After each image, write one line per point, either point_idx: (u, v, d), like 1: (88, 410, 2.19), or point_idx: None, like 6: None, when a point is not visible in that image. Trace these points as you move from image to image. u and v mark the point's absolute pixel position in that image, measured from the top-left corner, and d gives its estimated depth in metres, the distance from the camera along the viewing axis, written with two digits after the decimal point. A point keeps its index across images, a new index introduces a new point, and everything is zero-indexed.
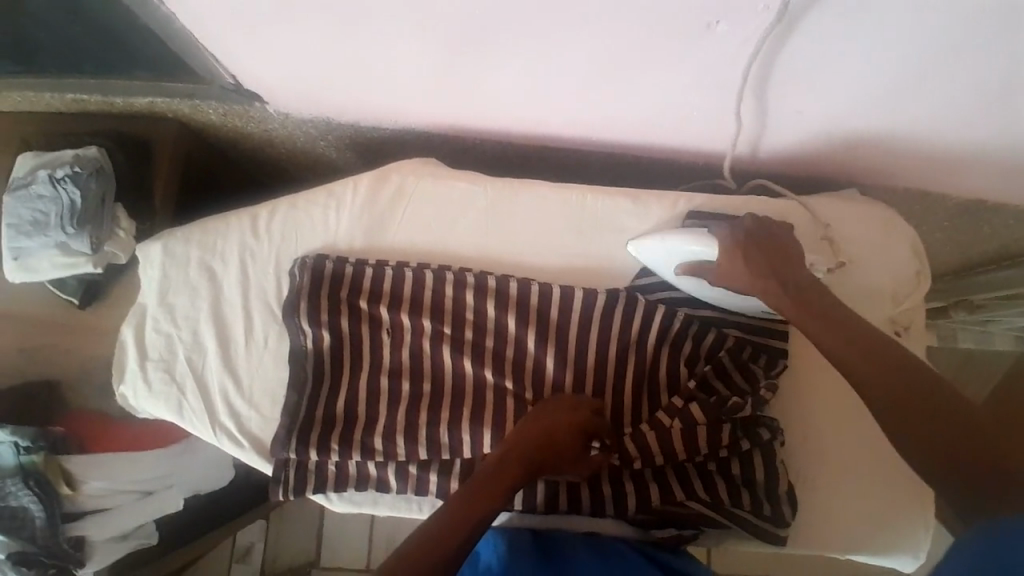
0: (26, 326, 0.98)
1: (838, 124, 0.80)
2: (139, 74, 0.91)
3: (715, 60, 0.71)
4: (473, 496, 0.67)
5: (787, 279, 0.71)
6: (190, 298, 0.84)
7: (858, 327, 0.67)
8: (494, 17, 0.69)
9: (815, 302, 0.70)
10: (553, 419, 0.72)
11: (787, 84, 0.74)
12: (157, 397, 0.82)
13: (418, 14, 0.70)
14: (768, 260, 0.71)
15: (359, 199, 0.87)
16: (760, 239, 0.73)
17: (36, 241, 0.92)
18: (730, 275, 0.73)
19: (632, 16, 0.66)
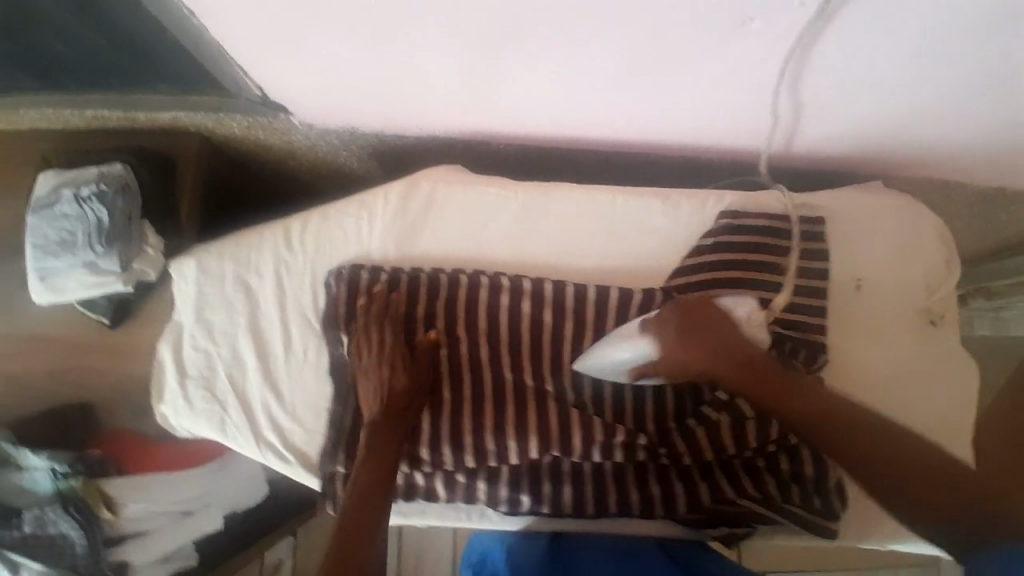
0: (55, 347, 0.98)
1: (875, 116, 0.80)
2: (165, 89, 0.90)
3: (755, 61, 0.70)
4: (374, 485, 0.71)
5: (720, 349, 0.72)
6: (226, 313, 0.83)
7: (794, 385, 0.68)
8: (532, 25, 0.68)
9: (747, 367, 0.71)
10: (400, 380, 0.77)
11: (830, 80, 0.73)
12: (199, 414, 0.82)
13: (452, 22, 0.69)
14: (696, 335, 0.72)
15: (391, 207, 0.85)
16: (686, 314, 0.73)
17: (64, 261, 0.92)
18: (671, 359, 0.73)
19: (675, 18, 0.65)
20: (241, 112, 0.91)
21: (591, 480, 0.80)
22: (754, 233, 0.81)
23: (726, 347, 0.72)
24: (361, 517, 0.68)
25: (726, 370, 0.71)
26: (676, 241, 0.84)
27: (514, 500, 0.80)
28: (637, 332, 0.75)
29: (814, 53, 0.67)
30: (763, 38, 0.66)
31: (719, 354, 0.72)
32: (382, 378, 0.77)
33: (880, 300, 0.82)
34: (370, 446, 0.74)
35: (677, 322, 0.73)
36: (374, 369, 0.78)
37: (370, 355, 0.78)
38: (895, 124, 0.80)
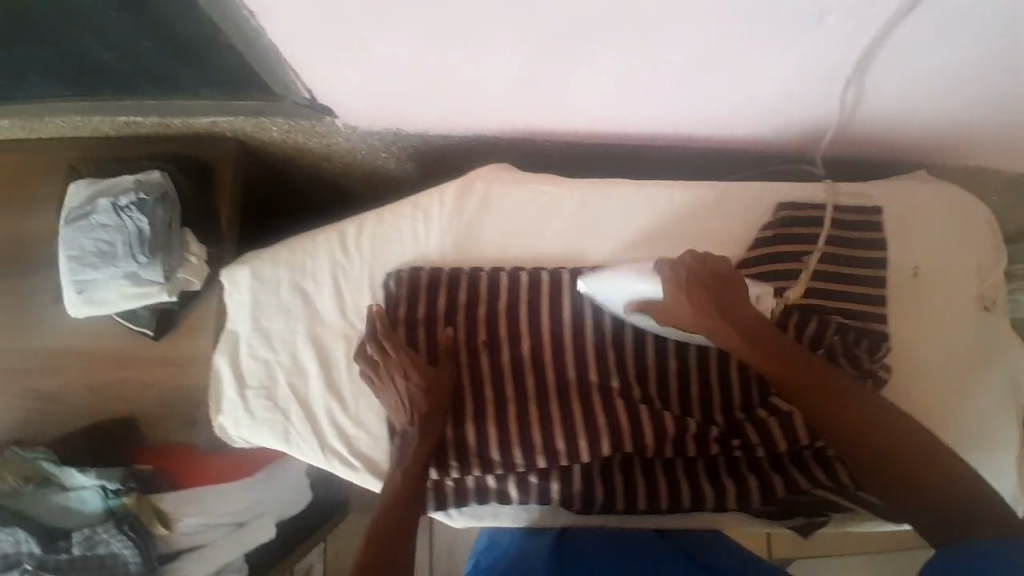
0: (96, 360, 0.96)
1: (930, 109, 0.80)
2: (206, 94, 0.87)
3: (821, 58, 0.71)
4: (407, 490, 0.73)
5: (728, 309, 0.71)
6: (285, 321, 0.82)
7: (792, 353, 0.71)
8: (603, 25, 0.67)
9: (749, 329, 0.71)
10: (421, 385, 0.76)
11: (896, 75, 0.73)
12: (261, 425, 0.80)
13: (523, 23, 0.68)
14: (708, 290, 0.71)
15: (447, 209, 0.85)
16: (699, 267, 0.71)
17: (104, 272, 0.89)
18: (676, 311, 0.72)
19: (752, 17, 0.64)
20: (285, 116, 0.89)
21: (664, 475, 0.80)
22: (814, 224, 0.82)
23: (734, 306, 0.71)
24: (402, 527, 0.71)
25: (730, 325, 0.71)
26: (734, 234, 0.84)
27: (588, 498, 0.79)
28: (652, 267, 0.74)
29: (887, 46, 0.67)
30: (837, 32, 0.65)
31: (725, 311, 0.71)
32: (400, 391, 0.76)
33: (934, 289, 0.83)
34: (410, 457, 0.75)
35: (692, 275, 0.71)
36: (400, 389, 0.76)
37: (394, 367, 0.77)
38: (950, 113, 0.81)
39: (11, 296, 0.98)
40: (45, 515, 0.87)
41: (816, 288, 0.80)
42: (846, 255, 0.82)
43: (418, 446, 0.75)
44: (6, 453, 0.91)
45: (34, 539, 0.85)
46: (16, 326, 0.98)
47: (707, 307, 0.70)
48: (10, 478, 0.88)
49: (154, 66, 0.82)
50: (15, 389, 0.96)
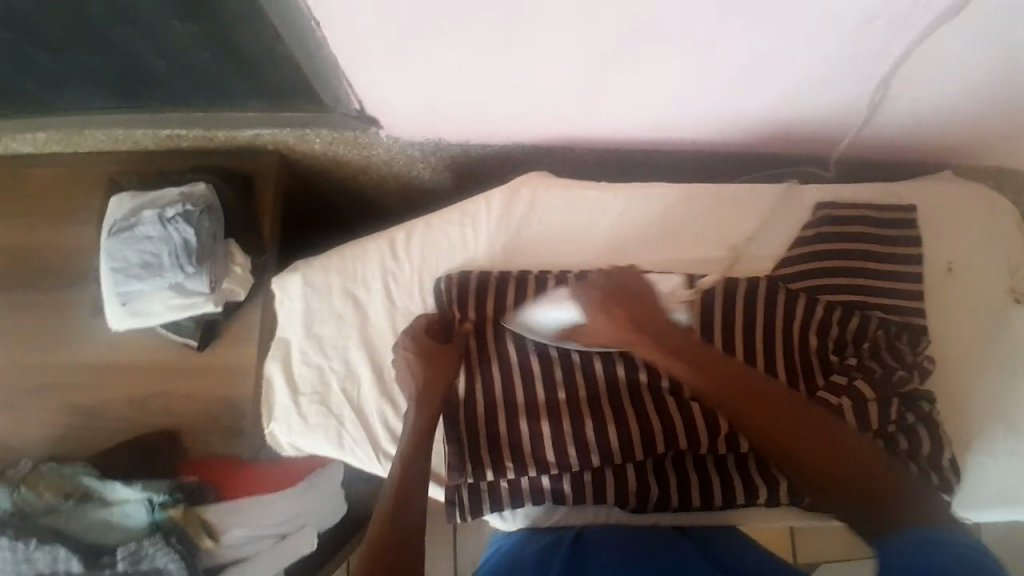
0: (135, 373, 0.95)
1: (956, 121, 0.84)
2: (255, 105, 0.90)
3: (858, 66, 0.74)
4: (411, 460, 0.72)
5: (642, 320, 0.75)
6: (335, 325, 0.85)
7: (713, 356, 0.71)
8: (654, 36, 0.70)
9: (666, 338, 0.74)
10: (445, 366, 0.79)
11: (926, 85, 0.77)
12: (314, 430, 0.82)
13: (576, 38, 0.71)
14: (620, 303, 0.76)
15: (494, 215, 0.88)
16: (611, 284, 0.78)
17: (149, 284, 0.89)
18: (595, 326, 0.77)
19: (796, 27, 0.68)
20: (330, 127, 0.92)
21: (717, 471, 0.80)
22: (851, 224, 0.85)
23: (644, 319, 0.76)
24: (404, 536, 0.66)
25: (643, 334, 0.74)
26: (771, 234, 0.87)
27: (644, 497, 0.80)
28: (564, 295, 0.81)
29: (917, 54, 0.71)
30: (877, 39, 0.69)
31: (641, 321, 0.75)
32: (409, 366, 0.78)
33: (964, 281, 0.86)
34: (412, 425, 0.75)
35: (604, 289, 0.77)
36: (402, 358, 0.79)
37: (424, 349, 0.79)
38: (977, 123, 0.84)
39: (52, 309, 0.99)
40: (86, 532, 0.86)
41: (856, 284, 0.83)
42: (883, 253, 0.84)
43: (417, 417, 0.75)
44: (41, 469, 0.90)
45: (76, 556, 0.82)
46: (57, 339, 0.98)
47: (619, 318, 0.75)
48: (49, 494, 0.87)
49: (209, 78, 0.84)
50: (57, 402, 0.96)
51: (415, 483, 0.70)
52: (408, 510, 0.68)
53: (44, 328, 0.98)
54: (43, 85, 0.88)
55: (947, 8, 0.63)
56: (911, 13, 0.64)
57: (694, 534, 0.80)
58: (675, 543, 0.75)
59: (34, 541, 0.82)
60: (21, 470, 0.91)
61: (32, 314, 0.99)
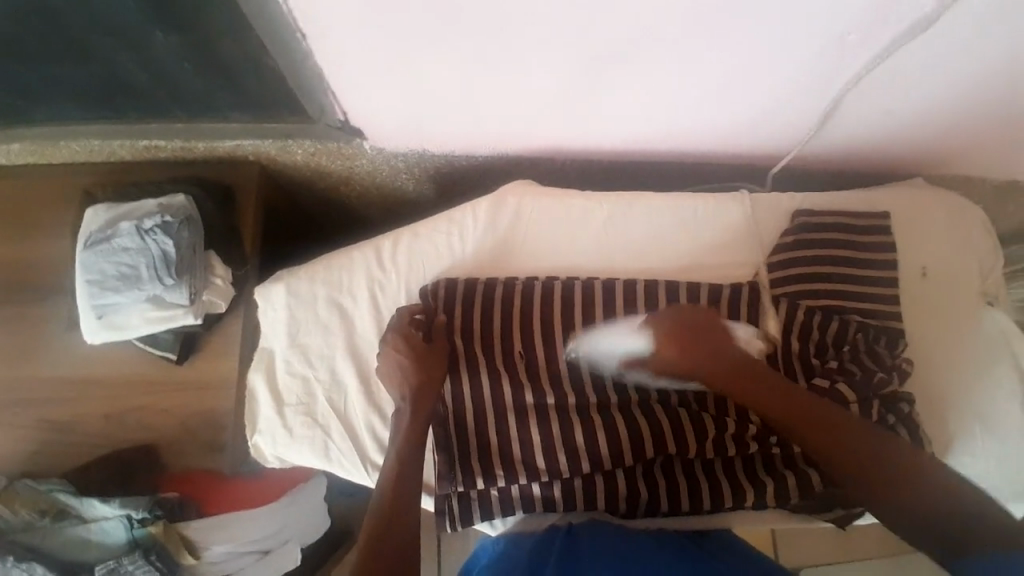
0: (112, 387, 0.93)
1: (929, 135, 0.86)
2: (237, 116, 0.89)
3: (836, 80, 0.76)
4: (400, 471, 0.71)
5: (712, 349, 0.75)
6: (322, 336, 0.85)
7: (776, 382, 0.73)
8: (638, 49, 0.71)
9: (738, 368, 0.74)
10: (432, 365, 0.79)
11: (900, 100, 0.78)
12: (300, 442, 0.82)
13: (559, 50, 0.71)
14: (690, 336, 0.76)
15: (479, 225, 0.88)
16: (682, 319, 0.77)
17: (127, 296, 0.87)
18: (665, 359, 0.77)
19: (777, 41, 0.69)
20: (315, 138, 0.91)
21: (704, 474, 0.82)
22: (830, 230, 0.86)
23: (718, 349, 0.75)
24: (398, 552, 0.64)
25: (709, 365, 0.75)
26: (752, 241, 0.89)
27: (633, 501, 0.81)
28: (637, 326, 0.81)
29: (890, 69, 0.73)
30: (854, 52, 0.70)
31: (710, 351, 0.75)
32: (397, 363, 0.78)
33: (940, 285, 0.88)
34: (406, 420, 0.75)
35: (671, 325, 0.77)
36: (392, 355, 0.78)
37: (410, 347, 0.78)
38: (947, 136, 0.86)
39: (26, 323, 0.97)
40: (62, 549, 0.85)
41: (835, 288, 0.84)
42: (862, 257, 0.86)
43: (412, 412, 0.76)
44: (17, 486, 0.87)
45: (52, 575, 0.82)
46: (30, 353, 0.95)
47: (688, 352, 0.75)
48: (25, 511, 0.85)
49: (190, 88, 0.83)
50: (32, 417, 0.94)
51: (407, 489, 0.69)
52: (401, 520, 0.67)
53: (17, 341, 0.96)
54: (18, 95, 0.87)
55: (920, 25, 0.65)
56: (887, 27, 0.66)
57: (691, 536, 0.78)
58: (671, 545, 0.73)
59: (10, 559, 0.82)
60: None
61: (5, 327, 0.97)
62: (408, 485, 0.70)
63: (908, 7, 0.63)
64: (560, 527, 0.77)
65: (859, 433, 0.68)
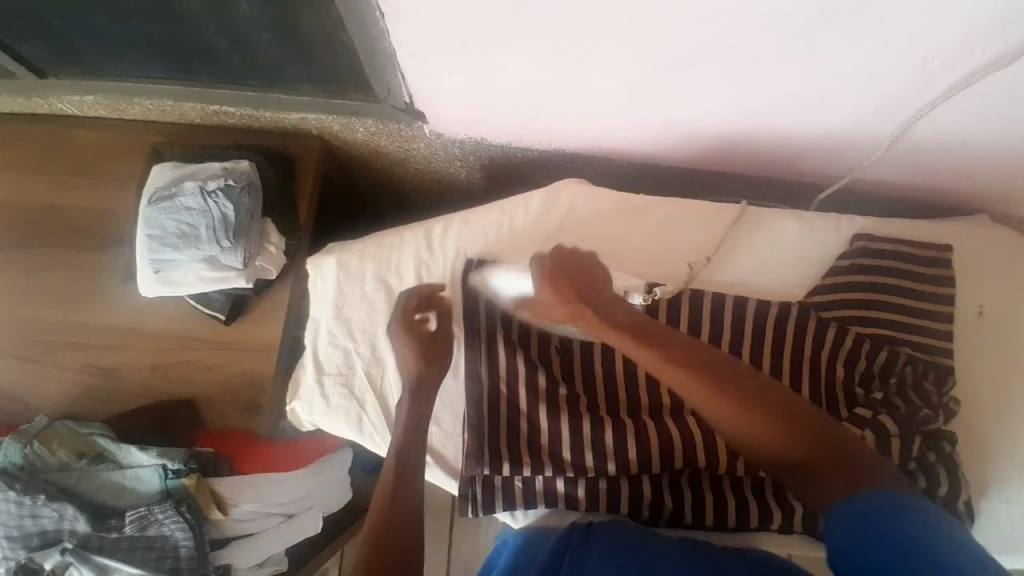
0: (159, 339, 0.96)
1: (1002, 171, 0.83)
2: (307, 89, 0.92)
3: (910, 106, 0.74)
4: (404, 437, 0.75)
5: (590, 296, 0.73)
6: (366, 311, 0.86)
7: (658, 332, 0.70)
8: (707, 59, 0.71)
9: (616, 317, 0.71)
10: (435, 356, 0.80)
11: (974, 131, 0.77)
12: (336, 412, 0.84)
13: (629, 53, 0.72)
14: (567, 282, 0.74)
15: (531, 218, 0.89)
16: (562, 262, 0.76)
17: (184, 253, 0.90)
18: (545, 303, 0.76)
19: (851, 63, 0.68)
20: (377, 117, 0.92)
21: (732, 490, 0.81)
22: (886, 257, 0.84)
23: (591, 298, 0.73)
24: (412, 538, 0.69)
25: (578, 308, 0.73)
26: (806, 261, 0.87)
27: (658, 509, 0.80)
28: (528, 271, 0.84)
29: (967, 99, 0.71)
30: (933, 79, 0.69)
31: (585, 295, 0.73)
32: (404, 345, 0.80)
33: (993, 327, 0.86)
34: (412, 386, 0.79)
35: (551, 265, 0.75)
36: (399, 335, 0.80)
37: (415, 332, 0.80)
38: (1020, 174, 0.83)
39: (87, 270, 1.00)
40: (96, 492, 0.87)
41: (887, 319, 0.83)
42: (919, 290, 0.84)
43: (418, 383, 0.79)
44: (56, 426, 0.91)
45: (84, 516, 0.84)
46: (85, 299, 0.99)
47: (558, 290, 0.74)
48: (62, 452, 0.88)
49: (265, 57, 0.86)
50: (84, 360, 0.98)
51: (410, 459, 0.74)
52: (412, 492, 0.72)
53: (74, 286, 1.00)
54: (104, 51, 0.90)
55: (1004, 57, 0.64)
56: (970, 56, 0.65)
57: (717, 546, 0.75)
58: (689, 545, 0.73)
59: (42, 497, 0.83)
60: (36, 425, 0.92)
61: (66, 272, 1.01)
62: (411, 453, 0.75)
63: (996, 36, 0.61)
64: (581, 525, 0.77)
65: (761, 386, 0.64)
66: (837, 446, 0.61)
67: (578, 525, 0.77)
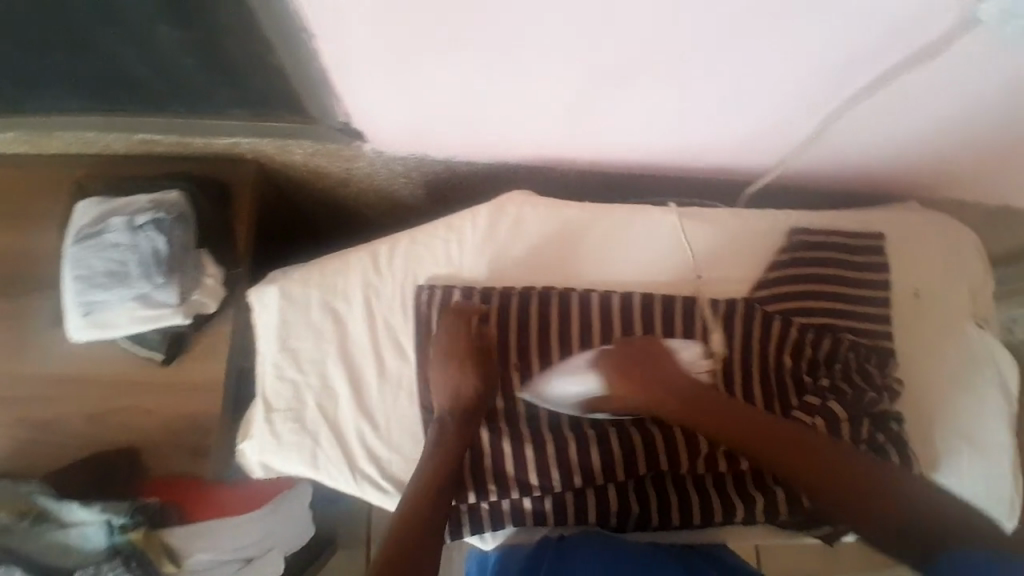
0: (92, 386, 0.91)
1: (926, 158, 0.87)
2: (236, 113, 0.87)
3: (837, 103, 0.77)
4: (432, 474, 0.74)
5: (650, 381, 0.75)
6: (314, 341, 0.84)
7: (732, 408, 0.73)
8: (643, 63, 0.71)
9: (680, 389, 0.75)
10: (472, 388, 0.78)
11: (898, 124, 0.80)
12: (288, 449, 0.80)
13: (565, 60, 0.71)
14: (627, 378, 0.76)
15: (479, 233, 0.88)
16: (618, 359, 0.77)
17: (115, 294, 0.85)
18: (609, 387, 0.77)
19: (782, 61, 0.70)
20: (314, 138, 0.89)
21: (694, 487, 0.82)
22: (825, 249, 0.87)
23: (660, 381, 0.75)
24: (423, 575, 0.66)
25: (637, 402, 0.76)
26: (749, 257, 0.89)
27: (625, 515, 0.81)
28: (586, 366, 0.79)
29: (892, 93, 0.73)
30: (858, 76, 0.71)
31: (642, 384, 0.75)
32: (454, 375, 0.79)
33: (934, 305, 0.89)
34: (444, 429, 0.77)
35: (607, 365, 0.77)
36: (442, 371, 0.79)
37: (458, 358, 0.79)
38: (942, 160, 0.87)
39: (6, 317, 0.94)
40: (40, 554, 0.81)
41: (829, 309, 0.85)
42: (859, 279, 0.86)
43: (451, 420, 0.78)
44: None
45: None
46: (7, 348, 0.93)
47: (616, 388, 0.76)
48: (3, 515, 0.82)
49: (188, 84, 0.82)
50: (10, 415, 0.91)
51: (432, 502, 0.71)
52: (431, 529, 0.69)
53: None
54: (11, 85, 0.85)
55: (923, 50, 0.66)
56: (890, 52, 0.67)
57: (700, 548, 0.81)
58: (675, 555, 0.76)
59: None
60: None
61: None
62: (434, 489, 0.73)
63: (915, 30, 0.63)
64: (551, 538, 0.76)
65: (820, 452, 0.67)
66: (911, 511, 0.61)
67: (548, 537, 0.77)
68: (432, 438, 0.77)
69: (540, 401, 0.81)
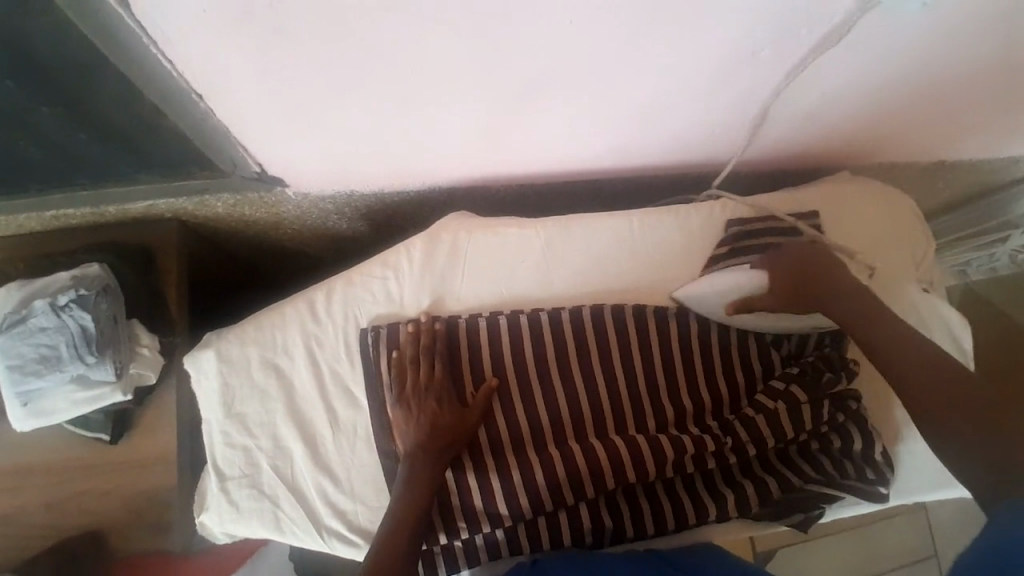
0: (39, 478, 0.88)
1: (854, 131, 0.86)
2: (146, 178, 0.83)
3: (756, 92, 0.75)
4: (393, 532, 0.74)
5: (827, 287, 0.78)
6: (261, 402, 0.82)
7: (883, 325, 0.74)
8: (549, 80, 0.69)
9: (841, 306, 0.76)
10: (428, 426, 0.77)
11: (817, 106, 0.79)
12: (248, 516, 0.80)
13: (469, 87, 0.69)
14: (797, 277, 0.79)
15: (416, 264, 0.86)
16: (794, 258, 0.79)
17: (48, 380, 0.82)
18: (774, 293, 0.80)
19: (690, 60, 0.68)
20: (232, 190, 0.86)
21: (665, 492, 0.83)
22: (758, 246, 0.85)
23: (827, 292, 0.77)
24: None
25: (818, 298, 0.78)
26: (690, 253, 0.88)
27: (599, 532, 0.81)
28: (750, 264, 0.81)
29: (805, 80, 0.72)
30: (771, 66, 0.70)
31: (826, 293, 0.77)
32: (413, 411, 0.78)
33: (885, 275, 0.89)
34: (404, 476, 0.76)
35: (780, 268, 0.79)
36: (403, 414, 0.79)
37: (413, 396, 0.79)
38: (870, 131, 0.86)
39: None
40: None
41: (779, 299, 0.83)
42: None
43: (409, 464, 0.77)
44: None
45: None
46: None
47: (776, 284, 0.79)
48: None
49: (88, 158, 0.78)
50: None
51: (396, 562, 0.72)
52: None
53: None
54: None
55: (827, 38, 0.64)
56: (799, 39, 0.65)
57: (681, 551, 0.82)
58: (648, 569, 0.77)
59: None
60: None
61: None
62: (394, 547, 0.73)
63: (817, 19, 0.62)
64: (526, 564, 0.76)
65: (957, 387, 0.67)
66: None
67: (524, 564, 0.77)
68: (394, 490, 0.77)
69: (695, 302, 0.84)
